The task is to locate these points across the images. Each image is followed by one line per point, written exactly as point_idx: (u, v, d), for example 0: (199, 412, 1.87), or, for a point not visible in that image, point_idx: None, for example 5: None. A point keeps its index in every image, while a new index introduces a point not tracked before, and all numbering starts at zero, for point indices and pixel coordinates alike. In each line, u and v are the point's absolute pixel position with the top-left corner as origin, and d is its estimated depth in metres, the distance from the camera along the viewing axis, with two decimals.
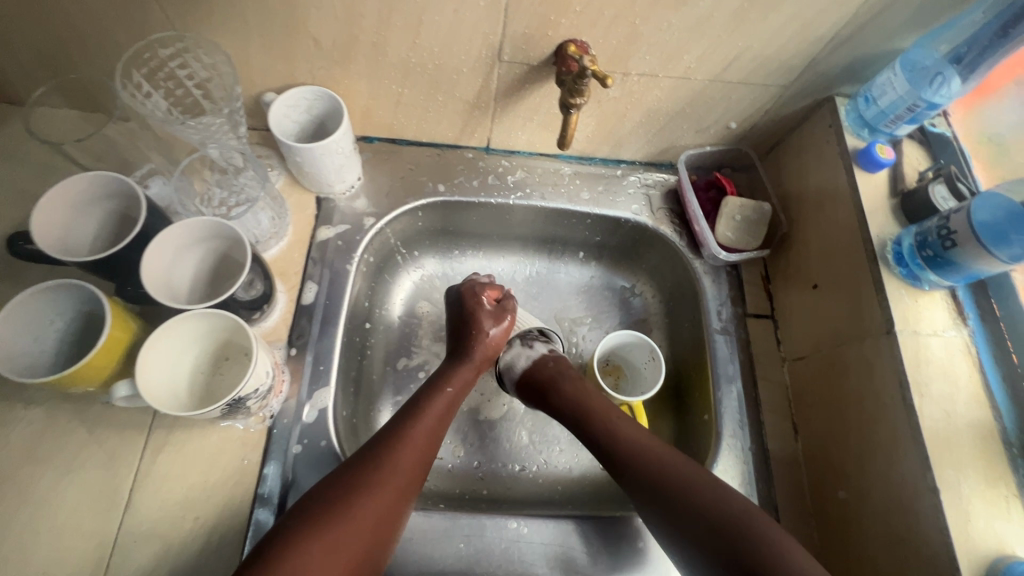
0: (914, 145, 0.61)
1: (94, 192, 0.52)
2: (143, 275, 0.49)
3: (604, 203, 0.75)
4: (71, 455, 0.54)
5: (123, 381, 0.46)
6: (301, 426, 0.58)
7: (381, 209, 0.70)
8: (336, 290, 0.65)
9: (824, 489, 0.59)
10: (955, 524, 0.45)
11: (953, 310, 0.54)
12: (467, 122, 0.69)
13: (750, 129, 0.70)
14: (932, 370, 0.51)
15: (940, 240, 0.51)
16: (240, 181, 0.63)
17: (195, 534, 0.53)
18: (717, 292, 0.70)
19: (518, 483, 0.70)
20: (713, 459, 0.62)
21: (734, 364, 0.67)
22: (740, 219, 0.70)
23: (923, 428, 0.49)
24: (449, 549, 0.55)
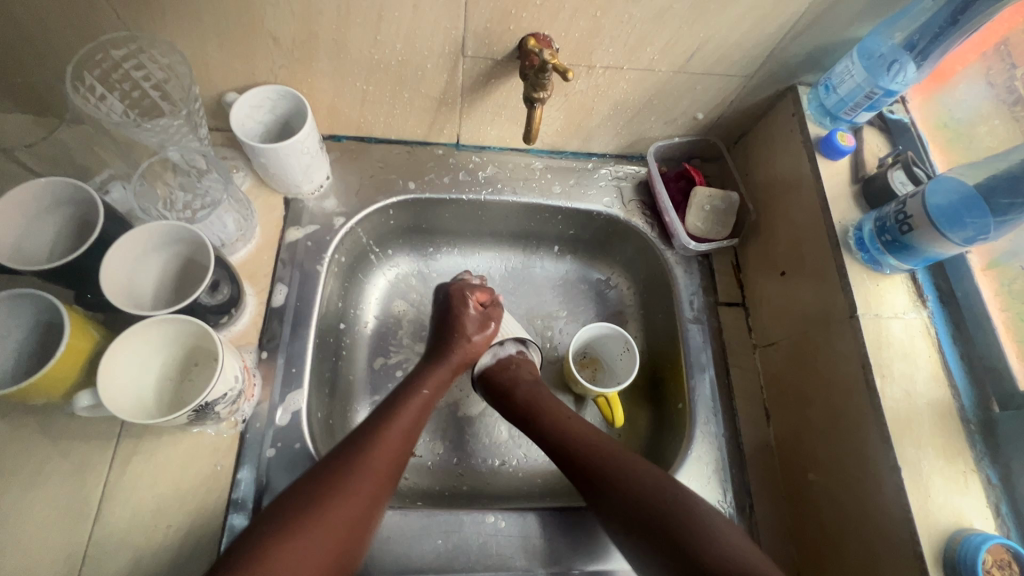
0: (875, 132, 0.62)
1: (52, 198, 0.51)
2: (103, 282, 0.48)
3: (576, 196, 0.75)
4: (36, 467, 0.53)
5: (86, 390, 0.46)
6: (275, 429, 0.58)
7: (351, 208, 0.69)
8: (307, 291, 0.64)
9: (794, 471, 0.60)
10: (915, 500, 0.47)
11: (913, 293, 0.55)
12: (435, 119, 0.69)
13: (717, 119, 0.71)
14: (893, 352, 0.52)
15: (898, 225, 0.52)
16: (204, 183, 0.62)
17: (168, 543, 0.52)
18: (689, 282, 0.71)
19: (497, 478, 0.70)
20: (688, 446, 0.63)
21: (707, 353, 0.68)
22: (709, 209, 0.71)
23: (885, 408, 0.50)
24: (428, 546, 0.55)
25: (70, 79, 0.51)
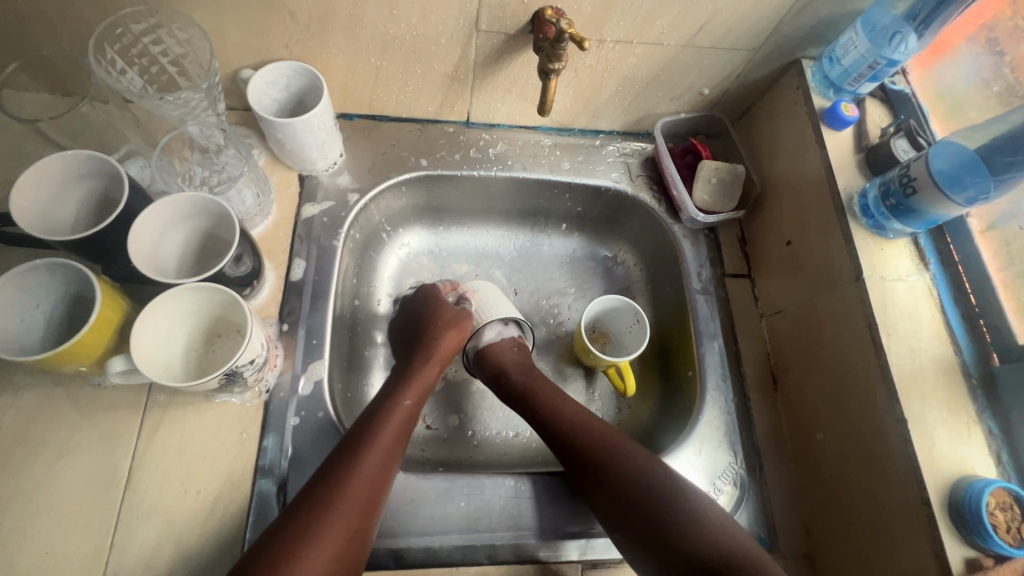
0: (876, 103, 0.64)
1: (76, 173, 0.52)
2: (131, 250, 0.50)
3: (584, 172, 0.76)
4: (65, 437, 0.54)
5: (119, 356, 0.47)
6: (298, 398, 0.59)
7: (365, 184, 0.70)
8: (324, 266, 0.65)
9: (801, 432, 0.62)
10: (921, 449, 0.49)
11: (915, 256, 0.57)
12: (446, 96, 0.70)
13: (722, 94, 0.72)
14: (898, 312, 0.54)
15: (902, 188, 0.54)
16: (222, 160, 0.64)
17: (198, 509, 0.53)
18: (696, 254, 0.73)
19: (511, 448, 0.72)
20: (698, 411, 0.65)
21: (714, 322, 0.70)
22: (716, 181, 0.72)
23: (890, 364, 0.52)
24: (451, 507, 0.57)
25: (93, 50, 0.51)
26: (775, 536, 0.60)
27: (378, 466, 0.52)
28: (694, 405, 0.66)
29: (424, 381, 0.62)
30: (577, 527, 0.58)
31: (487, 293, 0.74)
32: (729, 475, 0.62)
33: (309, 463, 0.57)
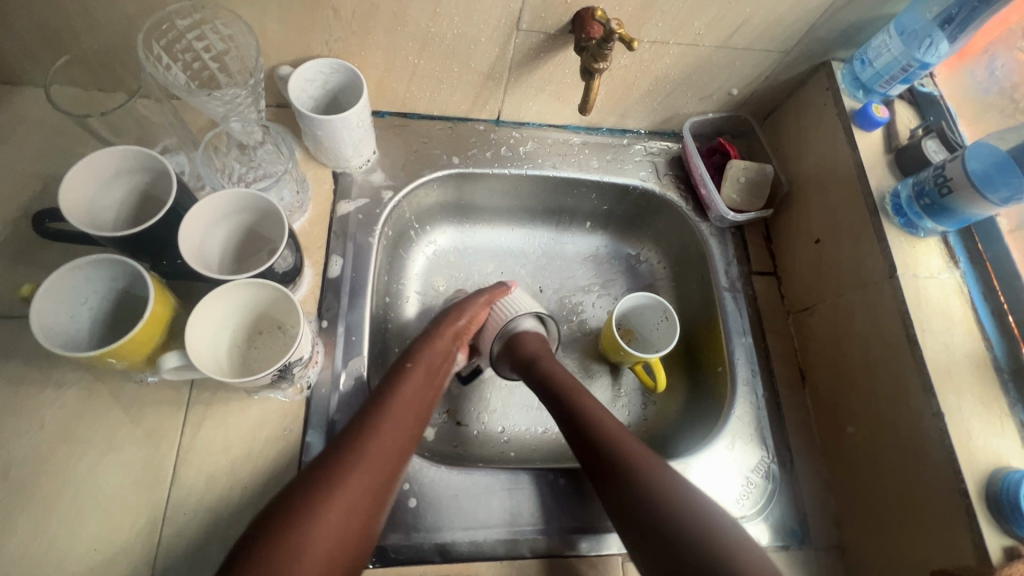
0: (905, 105, 0.65)
1: (120, 169, 0.52)
2: (182, 247, 0.50)
3: (612, 171, 0.77)
4: (110, 434, 0.53)
5: (172, 351, 0.47)
6: (339, 394, 0.59)
7: (398, 181, 0.71)
8: (361, 262, 0.65)
9: (832, 426, 0.64)
10: (958, 442, 0.50)
11: (946, 254, 0.59)
12: (480, 94, 0.70)
13: (750, 95, 0.74)
14: (931, 308, 0.56)
15: (937, 188, 0.55)
16: (258, 156, 0.65)
17: (244, 504, 0.53)
18: (724, 253, 0.74)
19: (543, 444, 0.73)
20: (729, 406, 0.66)
21: (743, 319, 0.71)
22: (744, 180, 0.73)
23: (926, 359, 0.53)
24: (494, 502, 0.58)
25: (142, 45, 0.52)
26: (808, 529, 0.61)
27: (367, 479, 0.49)
28: (724, 400, 0.67)
29: (432, 366, 0.61)
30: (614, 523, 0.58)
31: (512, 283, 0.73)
32: (761, 469, 0.63)
33: None
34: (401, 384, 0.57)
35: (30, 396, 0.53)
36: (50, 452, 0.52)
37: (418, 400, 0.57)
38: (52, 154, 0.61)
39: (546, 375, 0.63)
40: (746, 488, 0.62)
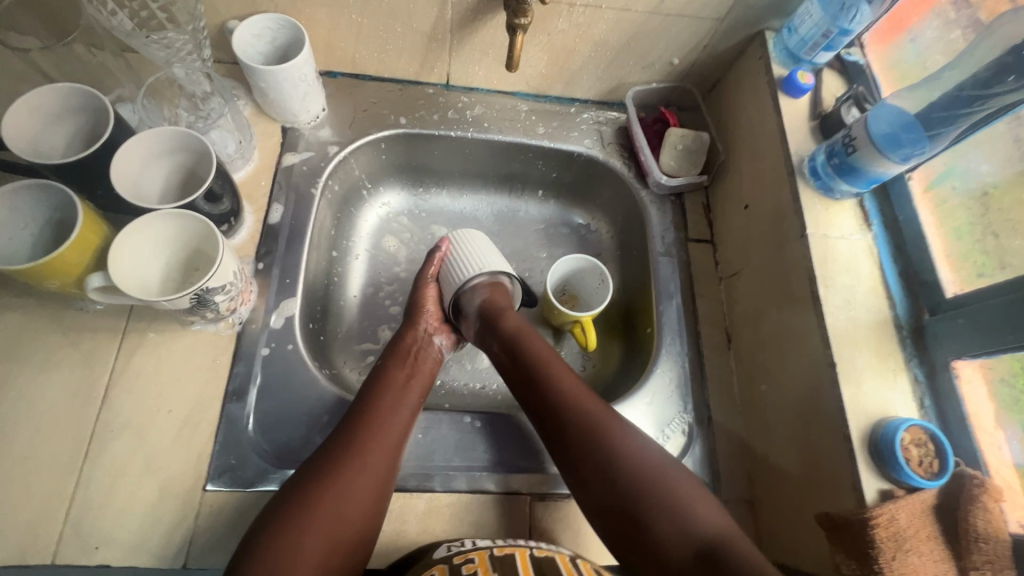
0: (834, 75, 0.67)
1: (65, 107, 0.55)
2: (114, 176, 0.54)
3: (558, 137, 0.79)
4: (47, 356, 0.57)
5: (97, 273, 0.50)
6: (269, 331, 0.62)
7: (345, 138, 0.73)
8: (301, 212, 0.68)
9: (750, 385, 0.65)
10: (848, 391, 0.52)
11: (860, 217, 0.60)
12: (426, 56, 0.73)
13: (692, 65, 0.75)
14: (838, 266, 0.57)
15: (844, 148, 0.56)
16: (208, 106, 0.68)
17: (169, 426, 0.57)
18: (661, 219, 0.76)
19: (478, 399, 0.75)
20: (653, 364, 0.68)
21: (674, 282, 0.73)
22: (682, 148, 0.75)
23: (826, 313, 0.55)
24: (407, 438, 0.61)
25: None
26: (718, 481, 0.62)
27: (365, 481, 0.52)
28: (650, 359, 0.69)
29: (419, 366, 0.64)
30: (531, 466, 0.61)
31: (467, 244, 0.70)
32: (678, 424, 0.64)
33: (277, 392, 0.60)
34: (385, 387, 0.60)
35: None
36: None
37: (407, 401, 0.60)
38: None
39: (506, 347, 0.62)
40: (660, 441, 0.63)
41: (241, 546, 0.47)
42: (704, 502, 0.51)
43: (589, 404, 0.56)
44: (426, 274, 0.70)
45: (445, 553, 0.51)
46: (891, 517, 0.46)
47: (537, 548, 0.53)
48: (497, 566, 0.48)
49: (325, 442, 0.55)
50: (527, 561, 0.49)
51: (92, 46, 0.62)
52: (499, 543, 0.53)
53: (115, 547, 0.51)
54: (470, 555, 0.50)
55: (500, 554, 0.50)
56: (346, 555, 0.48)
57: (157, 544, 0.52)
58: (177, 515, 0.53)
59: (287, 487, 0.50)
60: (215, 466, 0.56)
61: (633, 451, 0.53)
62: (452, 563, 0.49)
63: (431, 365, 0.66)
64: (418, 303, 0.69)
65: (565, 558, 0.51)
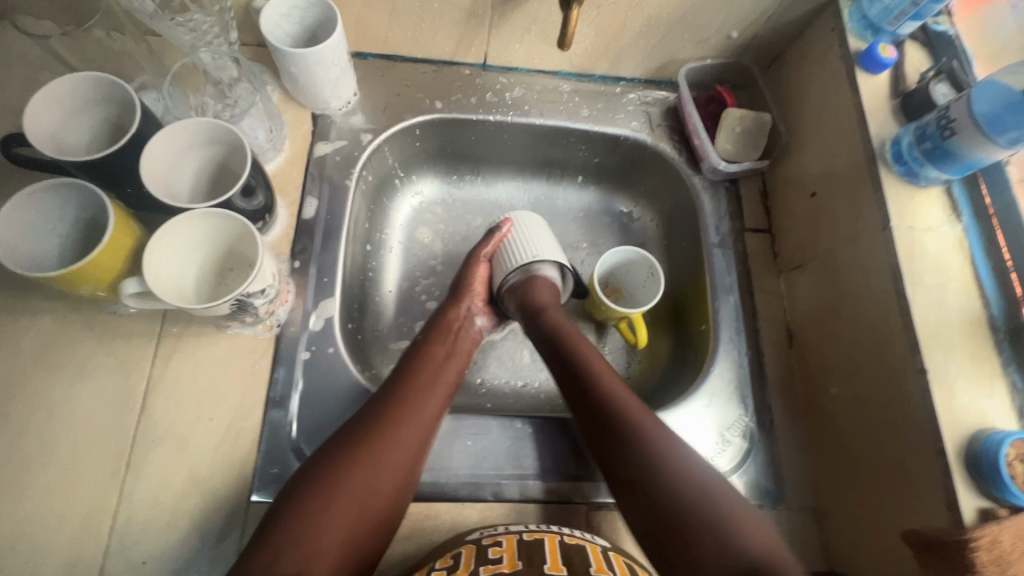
0: (916, 46, 0.60)
1: (88, 98, 0.52)
2: (144, 173, 0.50)
3: (603, 120, 0.74)
4: (82, 361, 0.55)
5: (132, 278, 0.47)
6: (309, 333, 0.59)
7: (379, 125, 0.69)
8: (336, 206, 0.64)
9: (817, 387, 0.61)
10: (940, 400, 0.48)
11: (948, 207, 0.55)
12: (464, 34, 0.68)
13: (752, 39, 0.69)
14: (925, 262, 0.52)
15: (939, 131, 0.51)
16: (234, 92, 0.64)
17: (210, 435, 0.54)
18: (716, 208, 0.71)
19: (521, 399, 0.71)
20: (710, 363, 0.63)
21: (732, 276, 0.68)
22: (740, 130, 0.70)
23: (915, 314, 0.50)
24: (457, 445, 0.58)
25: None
26: (783, 489, 0.59)
27: (397, 462, 0.50)
28: (706, 358, 0.65)
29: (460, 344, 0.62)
30: (585, 474, 0.58)
31: (527, 229, 0.67)
32: (739, 429, 0.60)
33: (320, 398, 0.57)
34: (421, 364, 0.58)
35: None
36: None
37: (443, 378, 0.58)
38: None
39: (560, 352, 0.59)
40: (721, 447, 0.59)
41: (264, 516, 0.46)
42: (755, 524, 0.47)
43: (642, 416, 0.53)
44: (481, 253, 0.67)
45: (476, 536, 0.50)
46: (995, 538, 0.43)
47: (569, 535, 0.50)
48: (522, 551, 0.47)
49: (358, 414, 0.53)
50: (555, 549, 0.47)
51: (113, 29, 0.59)
52: (529, 528, 0.51)
53: (162, 562, 0.50)
54: (499, 538, 0.49)
55: (528, 538, 0.49)
56: (371, 533, 0.47)
57: (203, 558, 0.50)
58: (223, 529, 0.51)
59: (316, 458, 0.49)
60: (259, 476, 0.53)
61: (682, 465, 0.49)
62: (481, 545, 0.48)
63: (469, 345, 0.63)
64: (465, 280, 0.66)
65: (596, 549, 0.48)
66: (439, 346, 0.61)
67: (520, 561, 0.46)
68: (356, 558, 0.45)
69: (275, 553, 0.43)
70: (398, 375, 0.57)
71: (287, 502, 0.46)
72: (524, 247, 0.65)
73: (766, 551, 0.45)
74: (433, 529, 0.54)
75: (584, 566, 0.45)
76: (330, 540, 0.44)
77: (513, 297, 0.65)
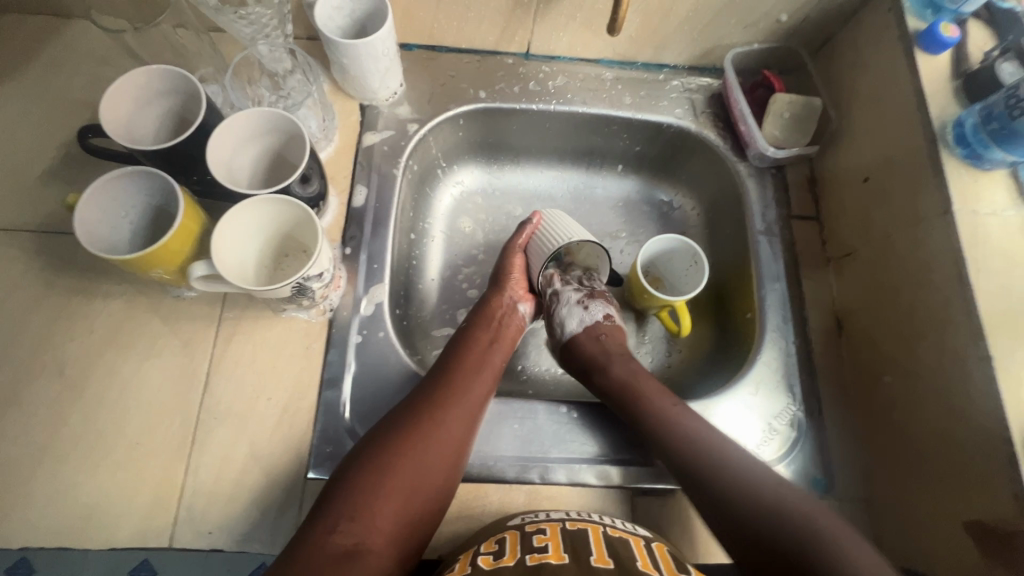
0: (980, 25, 0.60)
1: (158, 90, 0.54)
2: (209, 160, 0.52)
3: (646, 108, 0.73)
4: (150, 342, 0.57)
5: (200, 261, 0.49)
6: (360, 318, 0.61)
7: (424, 115, 0.70)
8: (385, 194, 0.66)
9: (869, 377, 0.60)
10: (1006, 389, 0.46)
11: (1013, 191, 0.53)
12: (509, 23, 0.68)
13: (801, 22, 0.68)
14: (990, 247, 0.51)
15: (1007, 111, 0.51)
16: (288, 83, 0.66)
17: (269, 413, 0.56)
18: (761, 195, 0.70)
19: (561, 386, 0.71)
20: (756, 352, 0.63)
21: (779, 264, 0.66)
22: (788, 116, 0.69)
23: (978, 300, 0.49)
24: (503, 428, 0.59)
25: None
26: (833, 479, 0.58)
27: (444, 444, 0.51)
28: (752, 346, 0.64)
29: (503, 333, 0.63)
30: (629, 462, 0.58)
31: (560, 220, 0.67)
32: (787, 418, 0.60)
33: (371, 380, 0.59)
34: (465, 351, 0.59)
35: (77, 303, 0.57)
36: (97, 355, 0.56)
37: (488, 365, 0.58)
38: (93, 79, 0.63)
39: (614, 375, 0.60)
40: (768, 436, 0.59)
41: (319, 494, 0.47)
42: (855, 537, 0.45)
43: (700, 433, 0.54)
44: (516, 243, 0.67)
45: (518, 522, 0.50)
46: None
47: (611, 527, 0.50)
48: (566, 541, 0.47)
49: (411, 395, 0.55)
50: (599, 541, 0.48)
51: (179, 26, 0.63)
52: (571, 516, 0.51)
53: (227, 533, 0.52)
54: (541, 525, 0.49)
55: (571, 528, 0.49)
56: (420, 511, 0.48)
57: (264, 531, 0.52)
58: (282, 504, 0.53)
59: (371, 435, 0.50)
60: (315, 454, 0.55)
61: (758, 483, 0.49)
62: (524, 531, 0.48)
63: (513, 333, 0.64)
64: (504, 269, 0.66)
65: (640, 542, 0.49)
66: (482, 333, 0.61)
67: (566, 554, 0.46)
68: (408, 534, 0.46)
69: (331, 523, 0.44)
70: (445, 360, 0.58)
71: (340, 478, 0.47)
72: (559, 234, 0.65)
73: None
74: (482, 509, 0.55)
75: (631, 561, 0.45)
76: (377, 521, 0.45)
77: (569, 322, 0.65)
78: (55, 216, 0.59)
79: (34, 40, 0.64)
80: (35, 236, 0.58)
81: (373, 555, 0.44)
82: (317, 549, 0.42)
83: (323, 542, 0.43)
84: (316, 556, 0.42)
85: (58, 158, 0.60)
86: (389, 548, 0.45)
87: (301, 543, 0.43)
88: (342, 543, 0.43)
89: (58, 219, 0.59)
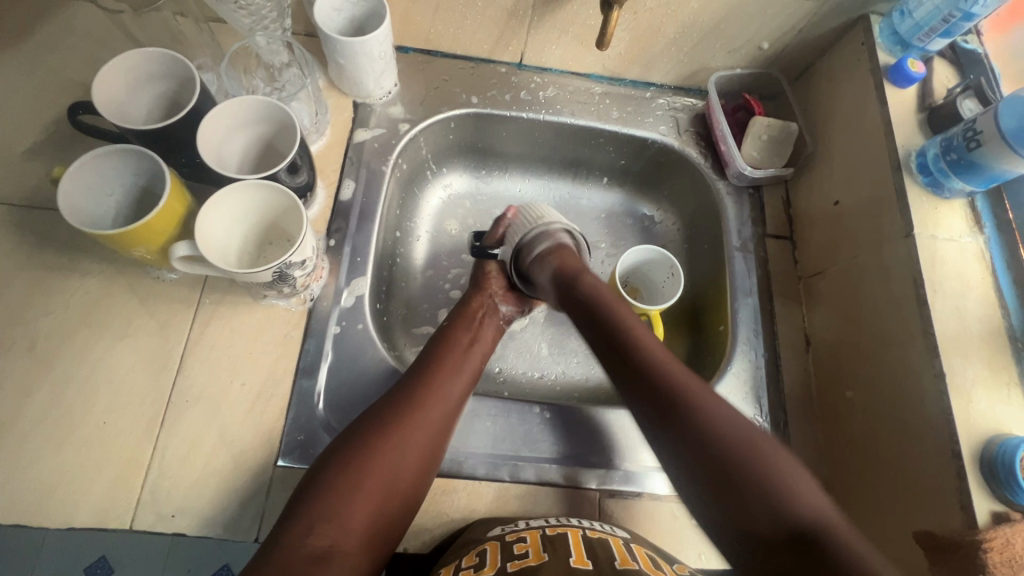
0: (944, 64, 0.64)
1: (151, 71, 0.55)
2: (199, 144, 0.53)
3: (632, 123, 0.76)
4: (126, 321, 0.57)
5: (183, 242, 0.49)
6: (340, 309, 0.62)
7: (416, 116, 0.72)
8: (372, 190, 0.67)
9: (832, 391, 0.62)
10: (957, 404, 0.49)
11: (970, 220, 0.57)
12: (503, 33, 0.70)
13: (781, 51, 0.72)
14: (947, 270, 0.54)
15: (965, 142, 0.54)
16: (285, 77, 0.68)
17: (241, 400, 0.56)
18: (738, 213, 0.72)
19: (537, 388, 0.72)
20: (727, 362, 0.64)
21: (751, 280, 0.69)
22: (767, 138, 0.72)
23: (935, 321, 0.52)
24: (478, 426, 0.60)
25: None
26: None
27: (421, 445, 0.51)
28: (722, 358, 0.66)
29: (485, 335, 0.63)
30: (599, 463, 0.59)
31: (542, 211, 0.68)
32: None
33: (347, 371, 0.59)
34: (445, 350, 0.59)
35: (54, 279, 0.57)
36: (69, 332, 0.56)
37: (466, 365, 0.58)
38: (84, 60, 0.64)
39: (578, 288, 0.58)
40: None
41: (295, 494, 0.47)
42: (805, 485, 0.42)
43: (690, 378, 0.49)
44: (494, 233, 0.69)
45: (498, 532, 0.50)
46: (1006, 540, 0.43)
47: (590, 529, 0.51)
48: (546, 543, 0.47)
49: (390, 390, 0.55)
50: (578, 541, 0.48)
51: (179, 14, 0.68)
52: (551, 522, 0.51)
53: (190, 517, 0.51)
54: (522, 534, 0.49)
55: (551, 533, 0.49)
56: (395, 512, 0.48)
57: (229, 517, 0.52)
58: (251, 491, 0.53)
59: (344, 436, 0.50)
60: (285, 442, 0.55)
61: (700, 402, 0.47)
62: (505, 541, 0.48)
63: (493, 332, 0.65)
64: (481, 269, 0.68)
65: (619, 540, 0.49)
66: (463, 333, 0.62)
67: (547, 555, 0.46)
68: (382, 536, 0.47)
69: (308, 525, 0.44)
70: (426, 356, 0.58)
71: (317, 480, 0.47)
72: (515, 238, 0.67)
73: (800, 485, 0.42)
74: (450, 504, 0.55)
75: (609, 558, 0.46)
76: (347, 520, 0.45)
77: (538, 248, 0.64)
78: (36, 190, 0.59)
79: (28, 16, 0.64)
80: (15, 210, 0.58)
81: (348, 557, 0.44)
82: (293, 552, 0.43)
83: (298, 546, 0.43)
84: (290, 557, 0.42)
85: (46, 134, 0.60)
86: (363, 549, 0.45)
87: (277, 544, 0.43)
88: (317, 545, 0.43)
89: (40, 194, 0.59)
